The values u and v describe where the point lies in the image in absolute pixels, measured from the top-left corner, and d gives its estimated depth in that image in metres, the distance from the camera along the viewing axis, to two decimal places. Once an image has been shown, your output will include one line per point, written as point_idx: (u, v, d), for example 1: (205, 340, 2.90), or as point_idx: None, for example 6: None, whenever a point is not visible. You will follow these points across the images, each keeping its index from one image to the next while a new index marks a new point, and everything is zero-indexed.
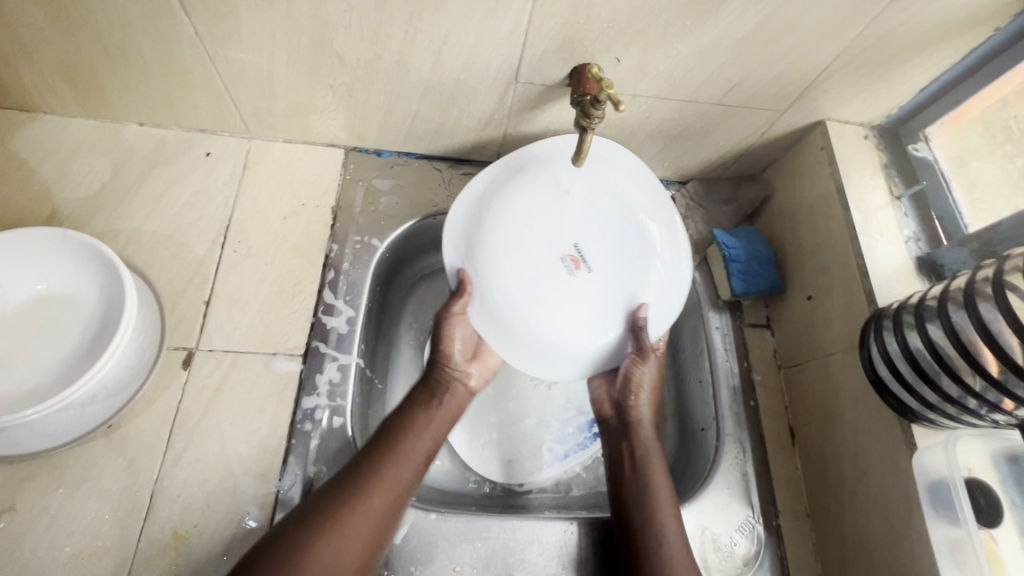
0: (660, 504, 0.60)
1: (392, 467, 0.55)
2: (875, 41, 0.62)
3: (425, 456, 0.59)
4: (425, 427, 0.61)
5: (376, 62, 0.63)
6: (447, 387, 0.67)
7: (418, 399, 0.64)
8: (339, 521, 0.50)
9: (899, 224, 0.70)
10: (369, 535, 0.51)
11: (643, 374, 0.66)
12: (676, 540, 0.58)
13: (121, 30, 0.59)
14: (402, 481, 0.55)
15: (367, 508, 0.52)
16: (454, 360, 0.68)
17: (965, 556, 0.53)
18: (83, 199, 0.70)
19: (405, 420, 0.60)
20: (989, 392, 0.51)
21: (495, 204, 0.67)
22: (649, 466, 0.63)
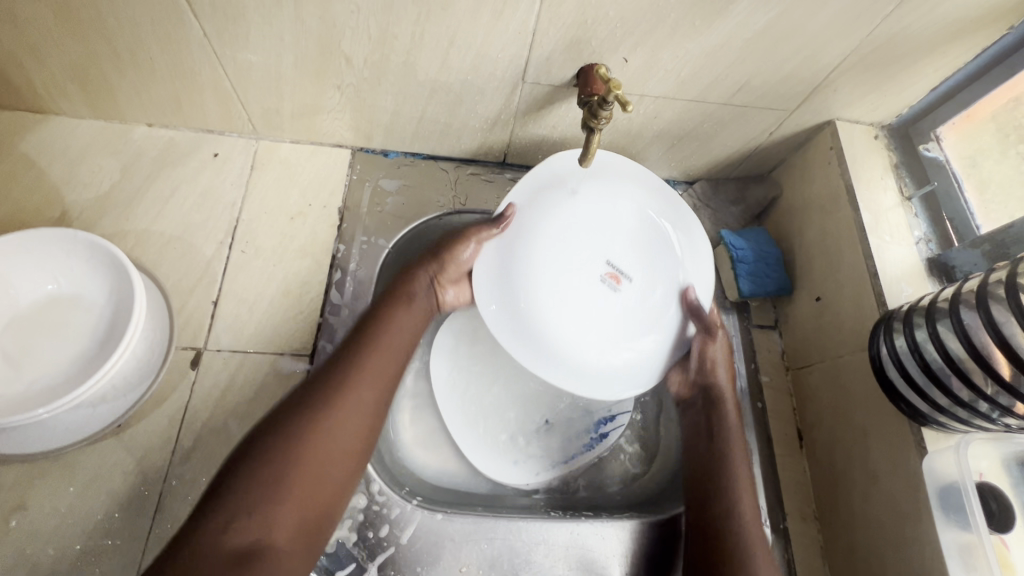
0: (739, 490, 0.63)
1: (353, 389, 0.53)
2: (886, 40, 0.61)
3: (390, 379, 0.57)
4: (388, 347, 0.58)
5: (383, 63, 0.63)
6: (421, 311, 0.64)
7: (397, 302, 0.63)
8: (303, 447, 0.49)
9: (910, 225, 0.69)
10: (344, 456, 0.51)
11: (714, 349, 0.69)
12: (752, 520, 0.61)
13: (130, 32, 0.59)
14: (367, 405, 0.54)
15: (333, 430, 0.51)
16: (446, 275, 0.67)
17: (977, 561, 0.52)
18: (92, 200, 0.71)
19: (364, 341, 0.58)
20: (1001, 396, 0.50)
21: (518, 233, 0.67)
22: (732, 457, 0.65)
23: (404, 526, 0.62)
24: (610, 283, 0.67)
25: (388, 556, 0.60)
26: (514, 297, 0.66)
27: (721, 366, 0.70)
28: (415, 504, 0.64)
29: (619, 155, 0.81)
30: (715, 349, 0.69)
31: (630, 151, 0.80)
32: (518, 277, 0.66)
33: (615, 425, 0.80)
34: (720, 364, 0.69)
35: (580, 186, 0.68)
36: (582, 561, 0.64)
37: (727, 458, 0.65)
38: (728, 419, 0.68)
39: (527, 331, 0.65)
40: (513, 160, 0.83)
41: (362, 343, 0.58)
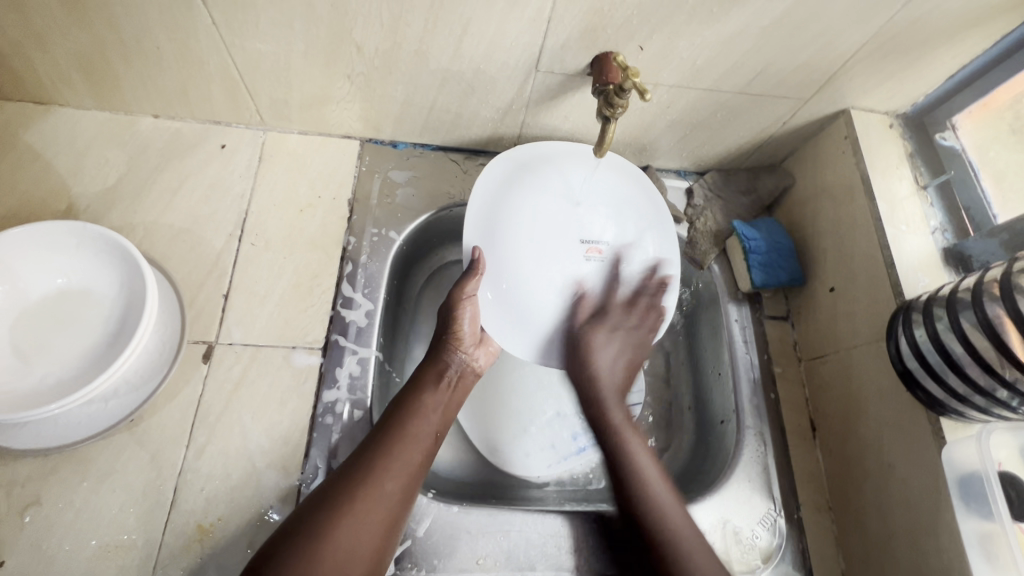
0: (659, 496, 0.58)
1: (378, 480, 0.52)
2: (904, 28, 0.60)
3: (418, 466, 0.55)
4: (414, 432, 0.57)
5: (395, 51, 0.62)
6: (453, 368, 0.65)
7: (424, 382, 0.62)
8: (329, 541, 0.47)
9: (925, 215, 0.69)
10: (366, 546, 0.49)
11: (603, 349, 0.67)
12: (685, 531, 0.56)
13: (138, 21, 0.58)
14: (391, 495, 0.52)
15: (357, 523, 0.49)
16: (463, 342, 0.67)
17: (998, 548, 0.52)
18: (99, 192, 0.70)
19: (390, 426, 0.56)
20: (1023, 383, 0.50)
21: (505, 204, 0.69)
22: (640, 467, 0.60)
23: (420, 520, 0.62)
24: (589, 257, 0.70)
25: (404, 550, 0.60)
26: (502, 277, 0.68)
27: (607, 361, 0.67)
28: (430, 497, 0.63)
29: (630, 145, 0.80)
30: (629, 327, 0.68)
31: (642, 141, 0.79)
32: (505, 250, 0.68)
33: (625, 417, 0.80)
34: (617, 358, 0.67)
35: (566, 166, 0.71)
36: (599, 553, 0.64)
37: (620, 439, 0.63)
38: (606, 387, 0.66)
39: (518, 309, 0.68)
40: None
41: (387, 428, 0.56)
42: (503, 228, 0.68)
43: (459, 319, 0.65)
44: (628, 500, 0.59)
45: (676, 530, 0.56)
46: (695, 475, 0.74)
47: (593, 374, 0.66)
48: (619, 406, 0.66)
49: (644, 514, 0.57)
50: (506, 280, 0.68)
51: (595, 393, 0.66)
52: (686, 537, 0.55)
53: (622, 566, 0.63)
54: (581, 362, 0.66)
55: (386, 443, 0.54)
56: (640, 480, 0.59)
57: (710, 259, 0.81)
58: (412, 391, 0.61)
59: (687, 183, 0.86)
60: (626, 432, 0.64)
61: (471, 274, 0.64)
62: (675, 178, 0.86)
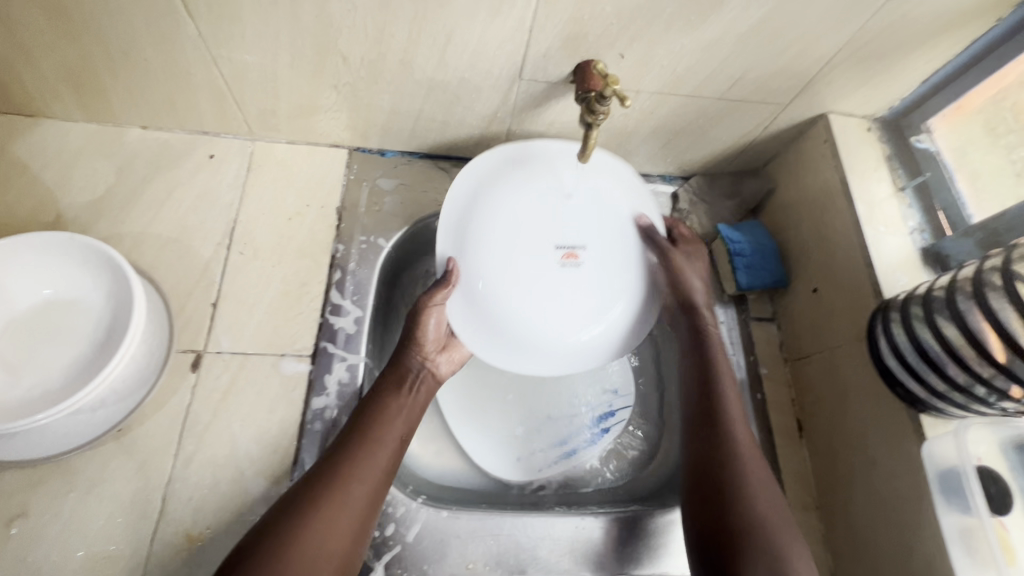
0: (741, 443, 0.61)
1: (345, 483, 0.53)
2: (877, 34, 0.62)
3: (381, 474, 0.56)
4: (381, 436, 0.57)
5: (380, 62, 0.63)
6: (416, 371, 0.65)
7: (386, 388, 0.62)
8: (300, 545, 0.48)
9: (903, 216, 0.70)
10: (331, 557, 0.49)
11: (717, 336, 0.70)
12: (767, 485, 0.58)
13: (125, 33, 0.59)
14: (357, 499, 0.53)
15: (322, 534, 0.49)
16: (426, 347, 0.66)
17: (978, 543, 0.53)
18: (87, 203, 0.70)
19: (356, 433, 0.57)
20: (998, 379, 0.51)
21: (481, 206, 0.66)
22: (733, 423, 0.62)
23: (410, 524, 0.62)
24: (565, 264, 0.66)
25: (394, 556, 0.60)
26: (472, 283, 0.65)
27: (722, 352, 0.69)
28: (419, 502, 0.63)
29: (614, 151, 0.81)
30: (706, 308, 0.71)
31: (626, 147, 0.80)
32: (474, 251, 0.65)
33: (615, 420, 0.80)
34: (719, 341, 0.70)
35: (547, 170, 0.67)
36: (586, 556, 0.64)
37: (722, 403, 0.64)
38: (722, 369, 0.67)
39: (484, 316, 0.65)
40: None
41: (354, 437, 0.56)
42: (473, 232, 0.65)
43: (423, 326, 0.65)
44: (710, 433, 0.62)
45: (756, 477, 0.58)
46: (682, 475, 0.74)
47: (711, 356, 0.68)
48: (732, 387, 0.66)
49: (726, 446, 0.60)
50: (477, 287, 0.65)
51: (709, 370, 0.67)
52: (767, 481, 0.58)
53: (614, 563, 0.64)
54: (716, 364, 0.68)
55: (353, 449, 0.55)
56: (727, 430, 0.62)
57: None
58: (377, 395, 0.61)
59: (672, 188, 0.87)
60: (727, 393, 0.65)
61: (443, 286, 0.63)
62: (660, 183, 0.88)
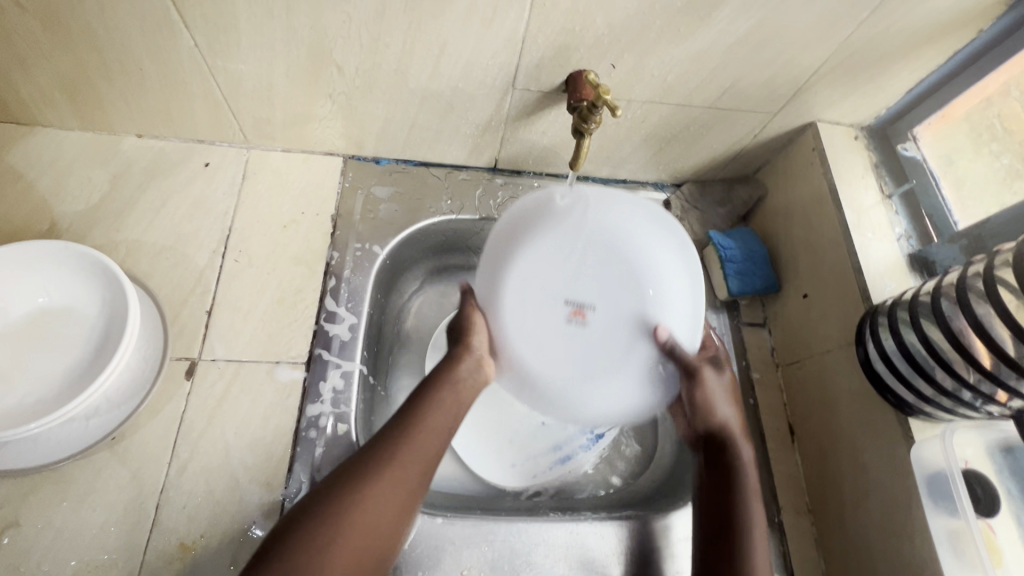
0: (748, 505, 0.61)
1: (400, 462, 0.53)
2: (862, 45, 0.63)
3: (428, 460, 0.55)
4: (430, 424, 0.56)
5: (374, 71, 0.64)
6: (469, 368, 0.60)
7: (439, 381, 0.59)
8: (338, 529, 0.49)
9: (890, 222, 0.71)
10: (372, 541, 0.50)
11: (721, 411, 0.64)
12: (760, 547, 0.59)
13: (121, 43, 0.59)
14: (408, 480, 0.53)
15: (365, 518, 0.50)
16: (475, 347, 0.61)
17: (965, 545, 0.54)
18: (82, 211, 0.70)
19: (405, 419, 0.56)
20: (984, 384, 0.52)
21: (507, 244, 0.62)
22: (746, 481, 0.62)
23: None
24: (570, 322, 0.61)
25: None
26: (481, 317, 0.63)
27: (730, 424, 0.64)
28: None
29: (607, 159, 0.82)
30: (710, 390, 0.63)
31: (618, 155, 0.81)
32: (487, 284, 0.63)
33: (609, 425, 0.80)
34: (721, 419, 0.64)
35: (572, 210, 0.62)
36: (580, 561, 0.64)
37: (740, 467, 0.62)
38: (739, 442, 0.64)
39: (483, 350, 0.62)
40: (504, 166, 0.83)
41: (402, 423, 0.56)
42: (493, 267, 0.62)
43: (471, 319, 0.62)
44: (715, 490, 0.63)
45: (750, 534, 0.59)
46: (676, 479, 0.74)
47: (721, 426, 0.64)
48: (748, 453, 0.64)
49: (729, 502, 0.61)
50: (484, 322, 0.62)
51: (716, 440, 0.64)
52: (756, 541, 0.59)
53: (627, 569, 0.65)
54: (716, 436, 0.64)
55: (414, 431, 0.55)
56: (739, 490, 0.61)
57: None
58: (434, 384, 0.59)
59: (664, 195, 0.88)
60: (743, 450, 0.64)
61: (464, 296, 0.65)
62: (653, 190, 0.88)
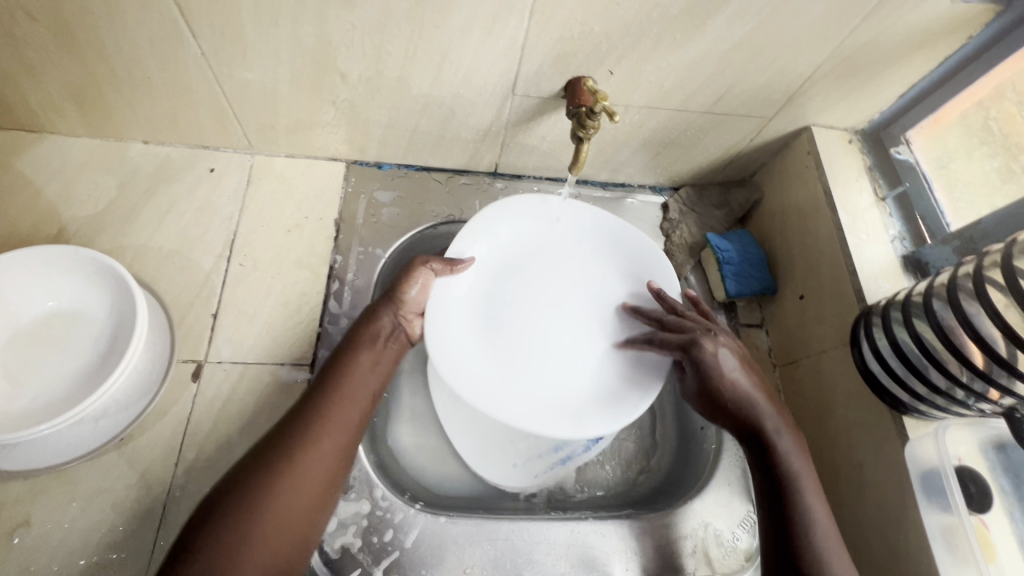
0: (807, 496, 0.57)
1: (316, 438, 0.55)
2: (855, 51, 0.64)
3: (349, 434, 0.57)
4: (349, 398, 0.58)
5: (377, 78, 0.65)
6: (391, 333, 0.64)
7: (358, 344, 0.62)
8: (263, 505, 0.51)
9: (885, 224, 0.73)
10: (300, 514, 0.53)
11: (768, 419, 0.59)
12: (829, 539, 0.55)
13: (130, 52, 0.60)
14: (327, 455, 0.55)
15: (291, 493, 0.52)
16: (407, 306, 0.64)
17: (959, 541, 0.55)
18: (90, 217, 0.71)
19: (324, 395, 0.58)
20: (976, 382, 0.53)
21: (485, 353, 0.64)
22: (798, 474, 0.58)
23: (408, 530, 0.63)
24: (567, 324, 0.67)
25: (392, 561, 0.61)
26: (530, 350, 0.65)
27: (775, 426, 0.59)
28: (417, 508, 0.65)
29: (605, 163, 0.83)
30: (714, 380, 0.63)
31: (616, 159, 0.82)
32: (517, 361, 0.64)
33: None
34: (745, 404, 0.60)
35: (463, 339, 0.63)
36: (582, 559, 0.65)
37: (785, 457, 0.58)
38: (784, 441, 0.59)
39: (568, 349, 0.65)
40: (504, 170, 0.85)
41: (321, 397, 0.57)
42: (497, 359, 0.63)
43: (409, 283, 0.63)
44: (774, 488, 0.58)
45: (810, 532, 0.55)
46: (680, 478, 0.76)
47: (760, 420, 0.59)
48: (799, 453, 0.59)
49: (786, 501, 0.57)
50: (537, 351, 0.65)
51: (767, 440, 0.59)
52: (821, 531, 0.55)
53: (633, 566, 0.66)
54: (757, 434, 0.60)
55: (332, 402, 0.57)
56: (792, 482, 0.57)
57: (685, 271, 0.84)
58: (349, 351, 0.61)
59: (662, 199, 0.89)
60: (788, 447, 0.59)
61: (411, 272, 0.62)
62: (651, 193, 0.90)
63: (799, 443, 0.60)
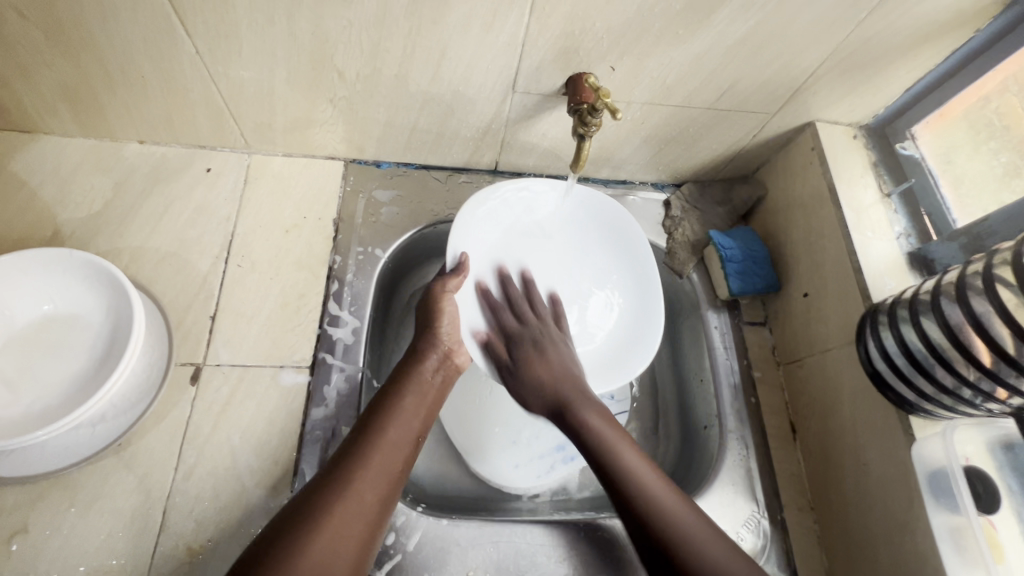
0: (653, 486, 0.56)
1: (357, 489, 0.53)
2: (860, 45, 0.63)
3: (395, 475, 0.56)
4: (394, 438, 0.58)
5: (375, 76, 0.64)
6: (438, 371, 0.66)
7: (405, 384, 0.63)
8: (308, 547, 0.48)
9: (890, 221, 0.72)
10: (346, 560, 0.50)
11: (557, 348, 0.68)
12: (700, 531, 0.53)
13: (123, 50, 0.59)
14: (371, 500, 0.53)
15: (336, 535, 0.50)
16: (446, 338, 0.67)
17: (967, 542, 0.54)
18: (85, 218, 0.70)
19: (370, 433, 0.57)
20: (983, 381, 0.53)
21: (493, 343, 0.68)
22: (635, 470, 0.57)
23: (410, 534, 0.62)
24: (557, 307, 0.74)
25: (394, 564, 0.61)
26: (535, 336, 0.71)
27: (603, 417, 0.62)
28: (419, 511, 0.64)
29: (606, 160, 0.82)
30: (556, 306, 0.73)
31: (617, 156, 0.81)
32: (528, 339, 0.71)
33: None
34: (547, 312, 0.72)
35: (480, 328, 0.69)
36: (585, 561, 0.65)
37: (616, 454, 0.58)
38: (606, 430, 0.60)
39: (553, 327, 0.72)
40: (504, 168, 0.84)
41: (367, 434, 0.57)
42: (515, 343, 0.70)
43: (439, 316, 0.66)
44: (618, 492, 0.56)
45: (677, 520, 0.53)
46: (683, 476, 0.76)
47: (586, 414, 0.62)
48: (630, 449, 0.59)
49: (635, 500, 0.55)
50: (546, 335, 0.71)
51: (587, 430, 0.61)
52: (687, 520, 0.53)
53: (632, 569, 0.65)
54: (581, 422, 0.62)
55: (380, 442, 0.57)
56: (632, 476, 0.56)
57: (688, 268, 0.83)
58: (393, 395, 0.61)
59: (664, 195, 0.89)
60: (620, 444, 0.59)
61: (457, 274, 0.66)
62: (653, 190, 0.89)
63: (611, 424, 0.62)
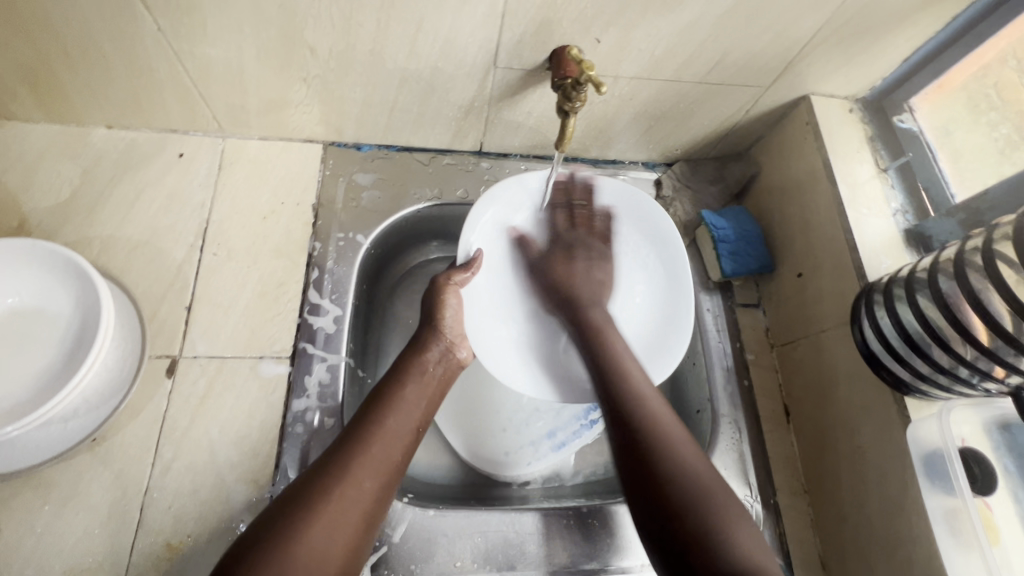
0: (665, 420, 0.54)
1: (355, 477, 0.51)
2: (857, 12, 0.60)
3: (394, 465, 0.54)
4: (394, 427, 0.56)
5: (349, 52, 0.61)
6: (439, 362, 0.64)
7: (407, 374, 0.61)
8: (302, 536, 0.46)
9: (887, 197, 0.70)
10: (339, 551, 0.48)
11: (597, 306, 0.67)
12: (705, 474, 0.50)
13: (80, 28, 0.56)
14: (369, 490, 0.51)
15: (331, 523, 0.48)
16: (447, 331, 0.65)
17: (962, 524, 0.53)
18: (53, 207, 0.68)
19: (369, 422, 0.55)
20: (981, 361, 0.51)
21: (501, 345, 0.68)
22: (638, 391, 0.57)
23: (396, 525, 0.61)
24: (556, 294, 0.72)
25: (380, 557, 0.60)
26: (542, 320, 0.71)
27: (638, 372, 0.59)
28: (405, 502, 0.63)
29: (594, 138, 0.79)
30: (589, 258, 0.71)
31: (606, 134, 0.78)
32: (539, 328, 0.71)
33: None
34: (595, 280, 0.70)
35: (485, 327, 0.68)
36: (574, 549, 0.64)
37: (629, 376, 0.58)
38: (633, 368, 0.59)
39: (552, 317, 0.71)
40: (490, 149, 0.81)
41: (367, 423, 0.55)
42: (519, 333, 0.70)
43: (443, 309, 0.65)
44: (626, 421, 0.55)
45: (678, 449, 0.51)
46: None
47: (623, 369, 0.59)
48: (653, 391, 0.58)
49: (650, 434, 0.53)
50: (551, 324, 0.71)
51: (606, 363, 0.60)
52: (692, 464, 0.50)
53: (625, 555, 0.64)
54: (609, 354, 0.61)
55: (379, 431, 0.55)
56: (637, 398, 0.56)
57: None
58: (394, 384, 0.60)
59: (655, 175, 0.86)
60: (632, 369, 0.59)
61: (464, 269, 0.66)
62: (643, 170, 0.86)
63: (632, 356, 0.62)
